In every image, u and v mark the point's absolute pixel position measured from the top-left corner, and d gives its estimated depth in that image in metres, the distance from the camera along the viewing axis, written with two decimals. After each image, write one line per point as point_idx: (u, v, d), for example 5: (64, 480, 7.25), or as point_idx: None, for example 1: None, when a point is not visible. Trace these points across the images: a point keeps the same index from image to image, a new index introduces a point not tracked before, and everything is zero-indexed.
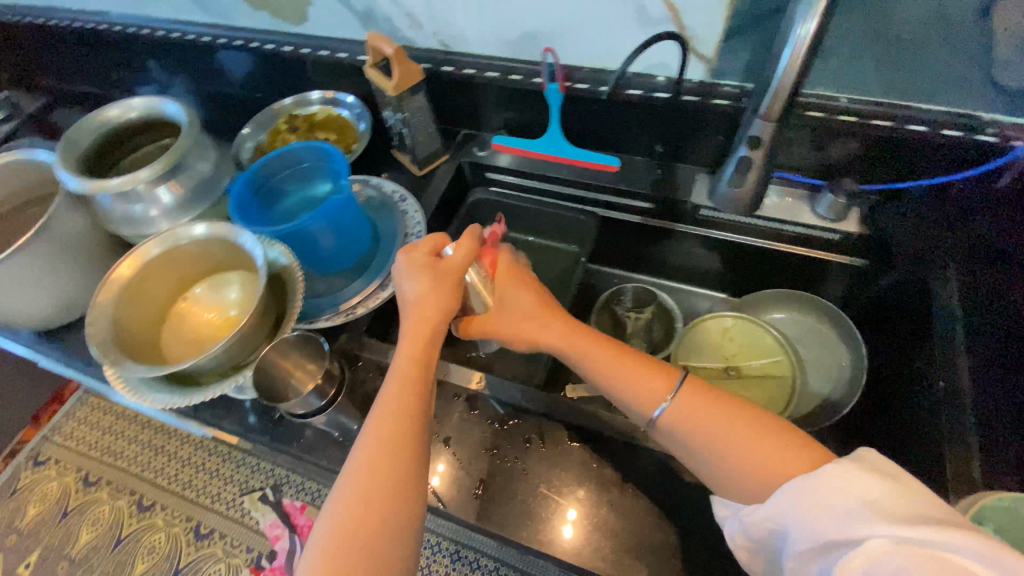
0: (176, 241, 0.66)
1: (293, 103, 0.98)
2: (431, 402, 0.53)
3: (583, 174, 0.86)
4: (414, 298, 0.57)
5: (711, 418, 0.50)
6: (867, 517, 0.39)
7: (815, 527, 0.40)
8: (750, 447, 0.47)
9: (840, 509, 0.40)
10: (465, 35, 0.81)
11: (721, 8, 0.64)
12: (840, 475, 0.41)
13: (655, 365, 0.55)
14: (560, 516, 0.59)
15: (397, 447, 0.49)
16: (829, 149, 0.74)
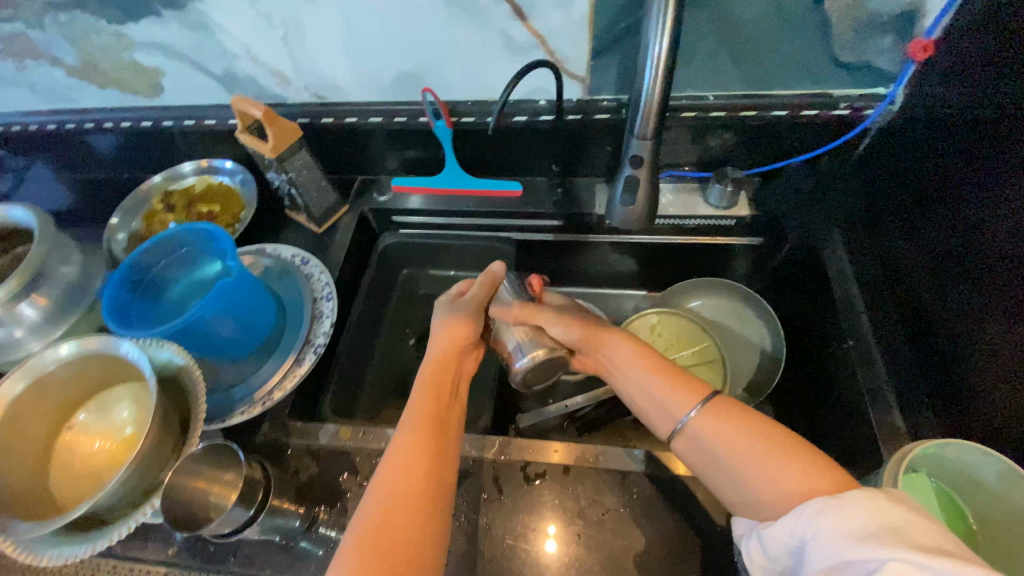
0: (39, 371, 0.58)
1: (165, 179, 0.90)
2: (456, 430, 0.57)
3: (489, 203, 0.86)
4: (445, 329, 0.64)
5: (727, 425, 0.51)
6: (888, 540, 0.37)
7: (839, 543, 0.39)
8: (767, 456, 0.48)
9: (860, 530, 0.39)
10: (338, 85, 0.78)
11: (583, 30, 0.65)
12: (862, 502, 0.40)
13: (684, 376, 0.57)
14: (541, 533, 0.58)
15: (431, 464, 0.52)
16: (710, 143, 0.78)
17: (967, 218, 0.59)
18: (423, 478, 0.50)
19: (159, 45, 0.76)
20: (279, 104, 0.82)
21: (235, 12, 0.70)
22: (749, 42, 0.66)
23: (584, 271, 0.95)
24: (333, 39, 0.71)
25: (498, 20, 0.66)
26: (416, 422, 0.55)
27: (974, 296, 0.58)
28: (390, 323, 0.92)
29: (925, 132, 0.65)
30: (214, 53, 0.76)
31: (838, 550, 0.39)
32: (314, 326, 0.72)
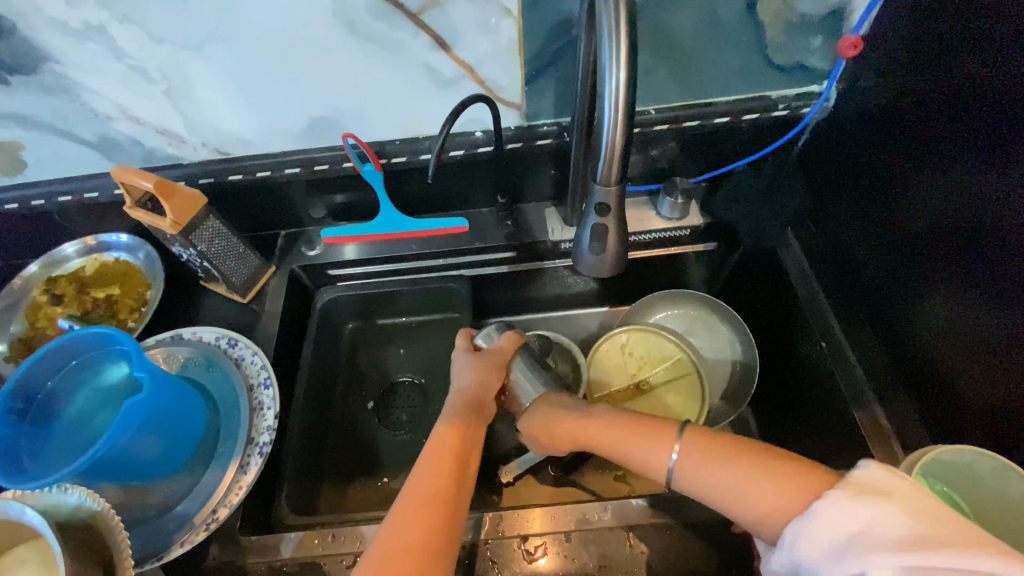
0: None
1: (44, 266, 0.76)
2: (473, 475, 0.52)
3: (432, 243, 0.79)
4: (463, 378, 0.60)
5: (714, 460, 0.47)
6: (874, 546, 0.37)
7: (826, 556, 0.39)
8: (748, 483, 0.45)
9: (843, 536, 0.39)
10: (243, 138, 0.68)
11: (513, 57, 0.60)
12: (841, 503, 0.40)
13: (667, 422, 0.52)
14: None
15: (452, 488, 0.49)
16: (654, 155, 0.75)
17: (911, 209, 0.59)
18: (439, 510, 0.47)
19: (11, 115, 0.63)
20: (173, 166, 0.70)
21: (103, 70, 0.59)
22: (684, 52, 0.64)
23: (545, 299, 0.89)
24: (229, 90, 0.62)
25: (418, 52, 0.59)
26: (435, 454, 0.51)
27: (930, 286, 0.58)
28: (342, 388, 0.83)
29: (862, 127, 0.66)
30: (83, 117, 0.64)
31: (830, 561, 0.39)
32: (255, 420, 0.64)
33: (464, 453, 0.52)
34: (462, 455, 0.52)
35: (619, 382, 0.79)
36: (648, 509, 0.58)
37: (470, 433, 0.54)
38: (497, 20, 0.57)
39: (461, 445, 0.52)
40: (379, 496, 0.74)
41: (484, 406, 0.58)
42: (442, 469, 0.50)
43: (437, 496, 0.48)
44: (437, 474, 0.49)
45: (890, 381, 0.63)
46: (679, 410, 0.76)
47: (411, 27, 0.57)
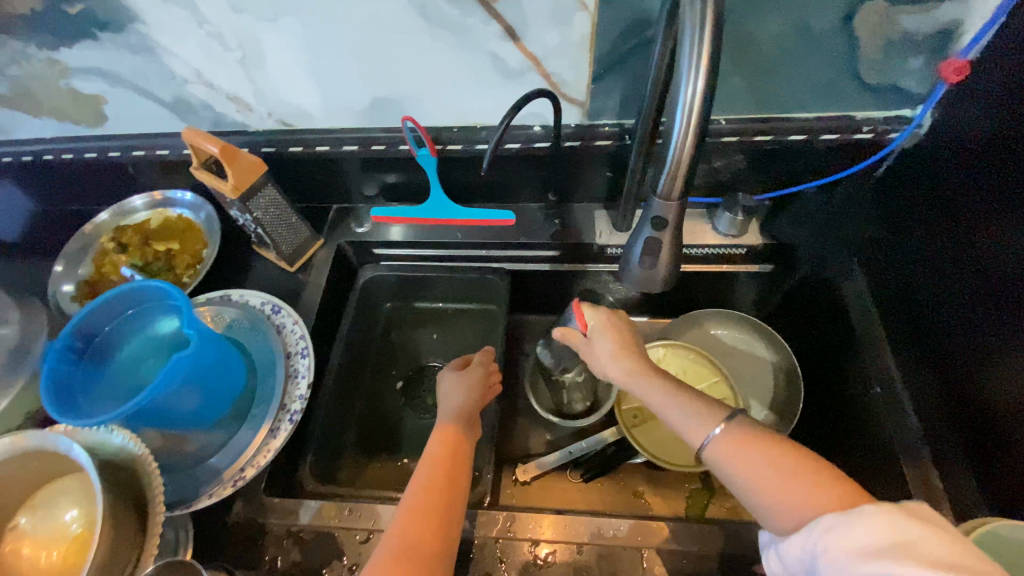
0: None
1: (113, 215, 0.81)
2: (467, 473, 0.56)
3: (476, 233, 0.79)
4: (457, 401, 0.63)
5: (752, 449, 0.45)
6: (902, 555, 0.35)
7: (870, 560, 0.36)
8: (776, 471, 0.43)
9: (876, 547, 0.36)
10: (307, 112, 0.69)
11: (582, 51, 0.58)
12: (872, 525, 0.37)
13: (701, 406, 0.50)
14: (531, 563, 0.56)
15: (451, 483, 0.54)
16: (717, 166, 0.72)
17: (1000, 260, 0.53)
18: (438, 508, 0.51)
19: (96, 69, 0.66)
20: (239, 132, 0.73)
21: (184, 35, 0.61)
22: (766, 61, 0.60)
23: None
24: (299, 63, 0.63)
25: (486, 40, 0.58)
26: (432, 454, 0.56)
27: (1003, 345, 0.53)
28: (372, 366, 0.84)
29: (954, 160, 0.60)
30: (161, 77, 0.66)
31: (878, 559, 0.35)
32: (289, 387, 0.65)
33: (458, 456, 0.57)
34: (455, 451, 0.57)
35: None
36: (665, 534, 0.57)
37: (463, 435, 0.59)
38: (570, 13, 0.55)
39: (457, 445, 0.58)
40: (397, 477, 0.75)
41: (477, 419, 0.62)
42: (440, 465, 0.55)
43: (435, 492, 0.53)
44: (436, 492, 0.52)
45: (942, 433, 0.58)
46: None
47: (482, 14, 0.56)
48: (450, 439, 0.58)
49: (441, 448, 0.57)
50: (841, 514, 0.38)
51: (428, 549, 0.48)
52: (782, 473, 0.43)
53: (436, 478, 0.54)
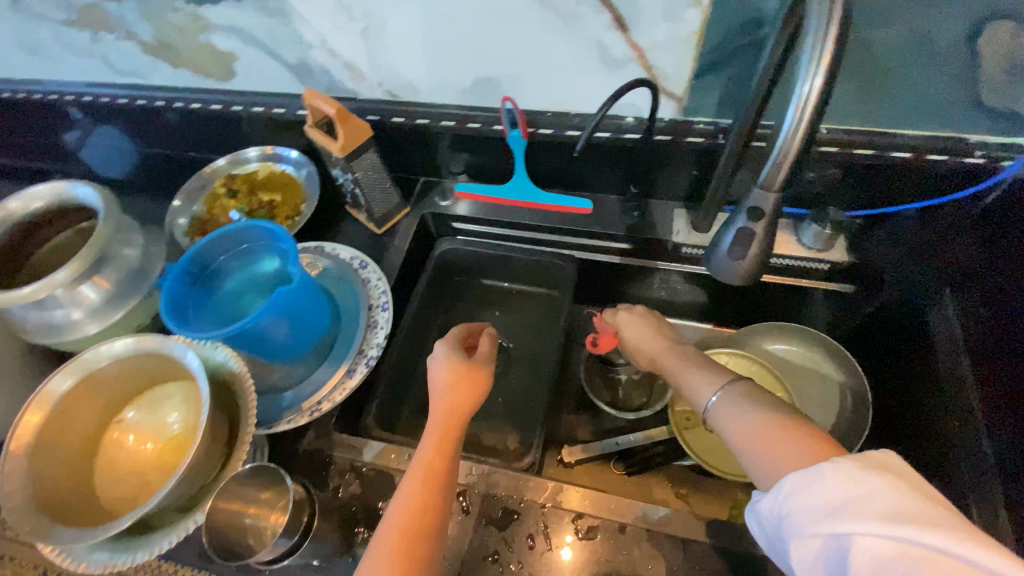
0: (89, 367, 0.54)
1: (228, 163, 0.90)
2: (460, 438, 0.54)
3: (551, 218, 0.81)
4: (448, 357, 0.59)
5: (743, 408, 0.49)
6: (863, 512, 0.36)
7: (834, 514, 0.37)
8: (757, 427, 0.46)
9: (838, 501, 0.37)
10: (413, 85, 0.74)
11: (689, 46, 0.59)
12: (835, 477, 0.38)
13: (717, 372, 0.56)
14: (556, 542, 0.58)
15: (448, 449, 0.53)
16: (808, 176, 0.71)
17: None
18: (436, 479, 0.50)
19: (233, 28, 0.73)
20: (350, 98, 0.79)
21: (316, 2, 0.67)
22: (880, 72, 0.59)
23: (648, 299, 0.88)
24: (415, 38, 0.67)
25: (595, 29, 0.60)
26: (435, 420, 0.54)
27: None
28: (438, 332, 0.89)
29: None
30: (290, 41, 0.73)
31: (841, 515, 0.37)
32: (368, 335, 0.71)
33: (456, 419, 0.55)
34: (451, 413, 0.55)
35: None
36: (710, 530, 0.57)
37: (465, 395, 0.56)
38: (684, 8, 0.56)
39: (458, 404, 0.55)
40: None
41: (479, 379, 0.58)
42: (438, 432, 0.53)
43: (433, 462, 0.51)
44: (422, 501, 0.49)
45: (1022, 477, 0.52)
46: None
47: (596, 4, 0.58)
48: (451, 401, 0.55)
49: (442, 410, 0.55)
50: (801, 474, 0.40)
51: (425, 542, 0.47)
52: (761, 425, 0.46)
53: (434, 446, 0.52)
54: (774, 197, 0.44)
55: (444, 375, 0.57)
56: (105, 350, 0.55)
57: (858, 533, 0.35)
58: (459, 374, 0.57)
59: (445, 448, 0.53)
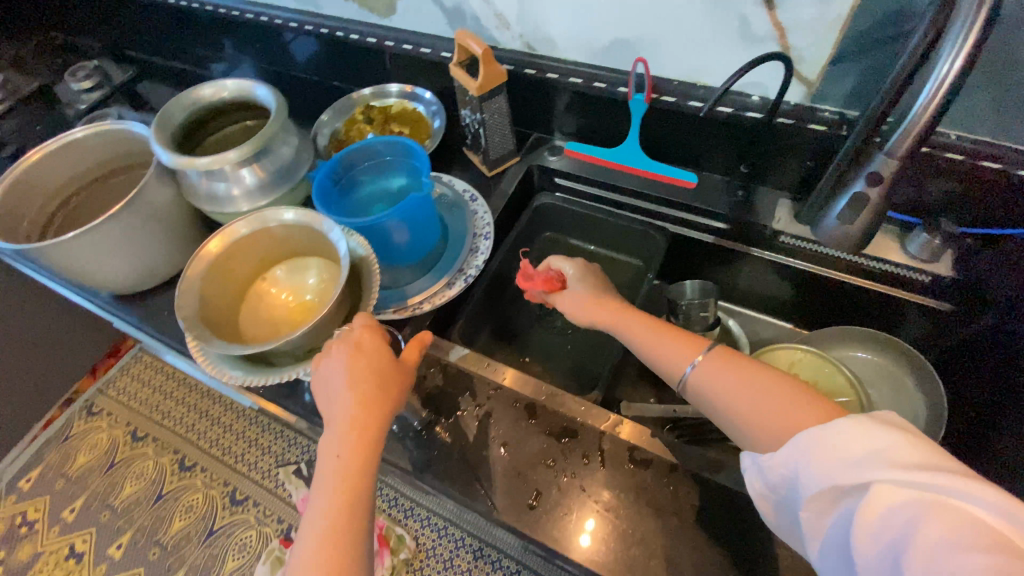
0: (263, 222, 0.68)
1: (371, 94, 0.99)
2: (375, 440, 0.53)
3: (654, 186, 0.84)
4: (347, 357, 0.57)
5: (730, 376, 0.54)
6: (879, 463, 0.40)
7: (848, 468, 0.41)
8: (752, 394, 0.52)
9: (852, 456, 0.42)
10: (552, 40, 0.80)
11: (833, 30, 0.61)
12: (850, 432, 0.43)
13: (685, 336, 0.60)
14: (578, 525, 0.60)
15: (365, 455, 0.52)
16: (927, 186, 0.70)
17: None
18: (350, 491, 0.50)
19: None
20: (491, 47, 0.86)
21: None
22: None
23: (730, 285, 0.90)
24: None
25: (741, 4, 0.63)
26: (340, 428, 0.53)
27: None
28: None
29: None
30: None
31: (857, 469, 0.41)
32: (469, 257, 0.80)
33: (367, 424, 0.53)
34: (361, 418, 0.54)
35: None
36: None
37: (367, 396, 0.54)
38: None
39: (371, 406, 0.54)
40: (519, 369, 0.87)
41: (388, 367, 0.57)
42: (349, 440, 0.53)
43: (348, 474, 0.51)
44: (337, 516, 0.49)
45: None
46: None
47: None
48: (359, 405, 0.54)
49: (353, 417, 0.54)
50: (816, 430, 0.44)
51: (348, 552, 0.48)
52: (755, 394, 0.52)
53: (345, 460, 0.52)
54: (896, 162, 0.53)
55: (348, 380, 0.55)
56: (278, 215, 0.68)
57: (875, 482, 0.40)
58: (367, 372, 0.56)
59: (362, 456, 0.52)
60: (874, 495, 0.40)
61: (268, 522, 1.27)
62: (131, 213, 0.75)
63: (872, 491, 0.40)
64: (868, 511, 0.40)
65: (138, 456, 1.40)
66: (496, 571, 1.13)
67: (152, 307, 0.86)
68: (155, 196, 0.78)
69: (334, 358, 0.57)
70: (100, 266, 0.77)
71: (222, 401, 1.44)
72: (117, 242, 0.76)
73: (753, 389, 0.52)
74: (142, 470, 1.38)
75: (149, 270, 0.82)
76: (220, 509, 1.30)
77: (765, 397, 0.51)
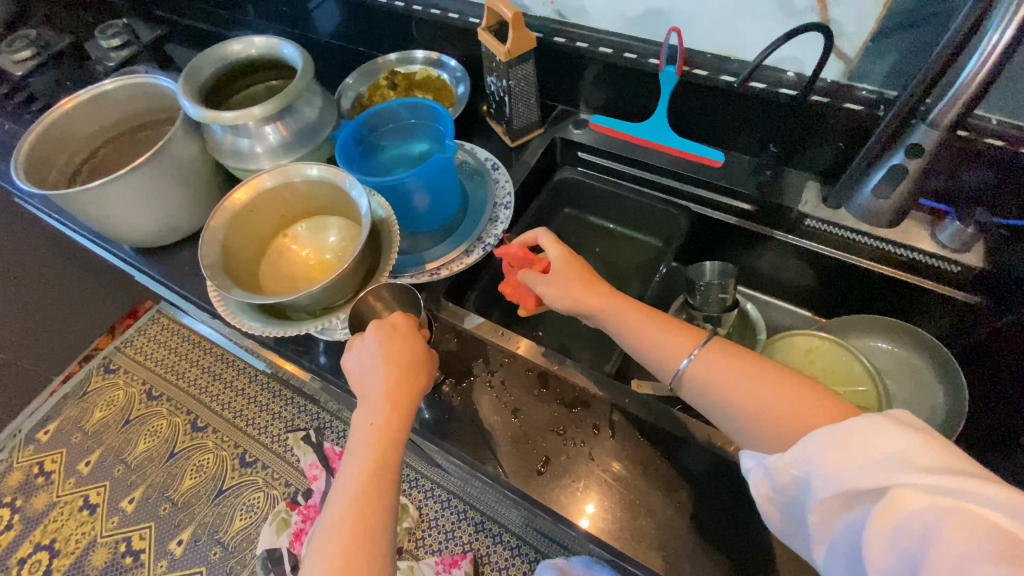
0: (288, 178, 0.68)
1: (397, 60, 0.99)
2: (402, 427, 0.55)
3: (678, 163, 0.83)
4: (381, 352, 0.58)
5: (737, 371, 0.52)
6: (899, 466, 0.39)
7: (867, 471, 0.40)
8: (764, 391, 0.50)
9: (870, 459, 0.40)
10: (584, 8, 0.79)
11: (878, 4, 0.59)
12: (868, 433, 0.41)
13: (680, 324, 0.58)
14: (578, 508, 0.60)
15: (393, 440, 0.54)
16: (963, 173, 0.68)
17: None
18: (376, 473, 0.52)
19: None
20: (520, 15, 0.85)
21: None
22: None
23: (750, 269, 0.89)
24: None
25: None
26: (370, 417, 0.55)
27: None
28: None
29: None
30: None
31: (875, 473, 0.39)
32: (489, 227, 0.80)
33: (396, 412, 0.55)
34: (391, 406, 0.55)
35: None
36: None
37: (401, 386, 0.56)
38: None
39: (397, 394, 0.56)
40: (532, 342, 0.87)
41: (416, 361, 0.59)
42: (376, 428, 0.54)
43: (375, 457, 0.53)
44: (365, 483, 0.51)
45: None
46: None
47: None
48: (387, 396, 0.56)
49: (382, 407, 0.55)
50: (829, 428, 0.43)
51: (372, 531, 0.49)
52: (767, 388, 0.50)
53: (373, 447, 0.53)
54: (936, 135, 0.59)
55: (384, 358, 0.58)
56: (301, 172, 0.68)
57: (895, 485, 0.38)
58: (399, 353, 0.58)
59: (388, 443, 0.54)
60: (893, 502, 0.38)
61: (276, 485, 1.29)
62: (157, 166, 0.75)
63: (890, 496, 0.38)
64: (883, 516, 0.38)
65: (152, 415, 1.43)
66: (497, 544, 1.14)
67: (173, 262, 0.87)
68: (181, 150, 0.79)
69: (365, 356, 0.59)
70: (125, 217, 0.78)
71: (235, 365, 1.46)
72: (141, 194, 0.77)
73: (763, 385, 0.50)
74: (155, 428, 1.41)
75: (172, 225, 0.83)
76: (230, 469, 1.33)
77: (774, 394, 0.49)
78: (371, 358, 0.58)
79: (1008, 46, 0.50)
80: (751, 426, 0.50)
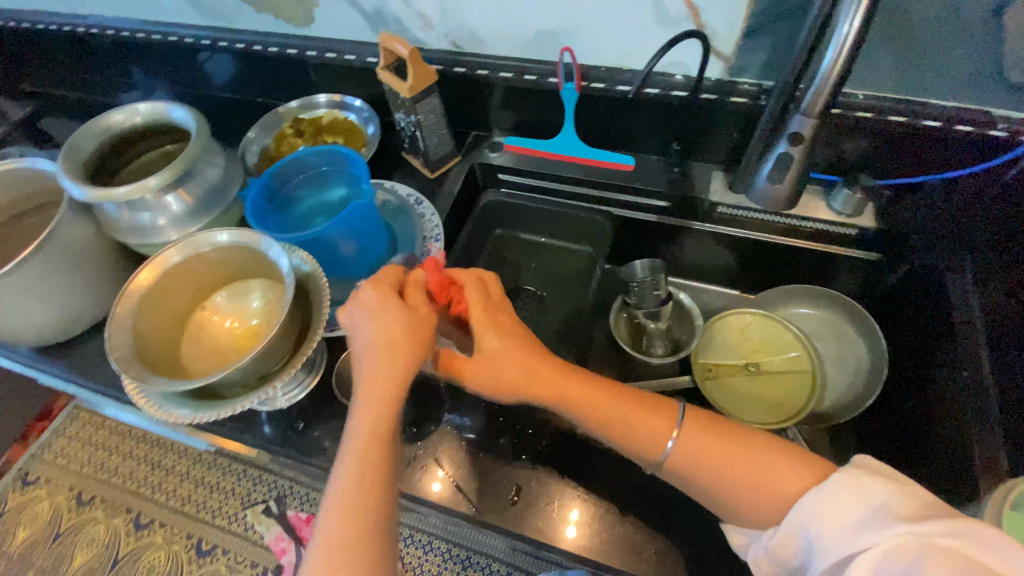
0: (194, 249, 0.64)
1: (298, 106, 0.96)
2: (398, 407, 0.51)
3: (593, 172, 0.86)
4: (368, 326, 0.54)
5: (719, 445, 0.51)
6: (883, 523, 0.42)
7: (857, 531, 0.42)
8: (753, 465, 0.50)
9: (857, 518, 0.43)
10: (478, 36, 0.80)
11: (742, 7, 0.64)
12: (850, 490, 0.44)
13: (646, 401, 0.55)
14: (563, 518, 0.62)
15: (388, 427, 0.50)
16: (842, 145, 0.75)
17: None
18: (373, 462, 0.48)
19: None
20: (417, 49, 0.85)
21: None
22: (917, 40, 0.63)
23: (677, 261, 0.94)
24: None
25: None
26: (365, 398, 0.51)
27: None
28: None
29: None
30: None
31: (866, 531, 0.42)
32: (422, 262, 0.79)
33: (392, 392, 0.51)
34: (383, 386, 0.51)
35: (730, 358, 0.82)
36: None
37: (399, 360, 0.52)
38: None
39: (389, 371, 0.52)
40: None
41: (409, 327, 0.53)
42: (370, 410, 0.50)
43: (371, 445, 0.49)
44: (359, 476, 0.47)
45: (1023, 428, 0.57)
46: (783, 398, 0.77)
47: None
48: (380, 373, 0.51)
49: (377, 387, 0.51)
50: (813, 493, 0.46)
51: (370, 530, 0.45)
52: (757, 466, 0.49)
53: (369, 432, 0.49)
54: (810, 123, 0.64)
55: (373, 331, 0.53)
56: (211, 240, 0.65)
57: (885, 541, 0.41)
58: (387, 325, 0.53)
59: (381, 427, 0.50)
60: (885, 562, 0.40)
61: (242, 567, 1.22)
62: (45, 258, 0.69)
63: (881, 555, 0.40)
64: (861, 568, 0.40)
65: (87, 522, 1.29)
66: None
67: (82, 355, 0.79)
68: (71, 235, 0.72)
69: (353, 328, 0.55)
70: (15, 320, 0.71)
71: (174, 448, 1.35)
72: (31, 292, 0.70)
73: (751, 460, 0.50)
74: (93, 535, 1.27)
75: (74, 317, 0.76)
76: (187, 561, 1.23)
77: (761, 465, 0.49)
78: (361, 333, 0.54)
79: (857, 34, 0.55)
80: (744, 504, 0.50)
